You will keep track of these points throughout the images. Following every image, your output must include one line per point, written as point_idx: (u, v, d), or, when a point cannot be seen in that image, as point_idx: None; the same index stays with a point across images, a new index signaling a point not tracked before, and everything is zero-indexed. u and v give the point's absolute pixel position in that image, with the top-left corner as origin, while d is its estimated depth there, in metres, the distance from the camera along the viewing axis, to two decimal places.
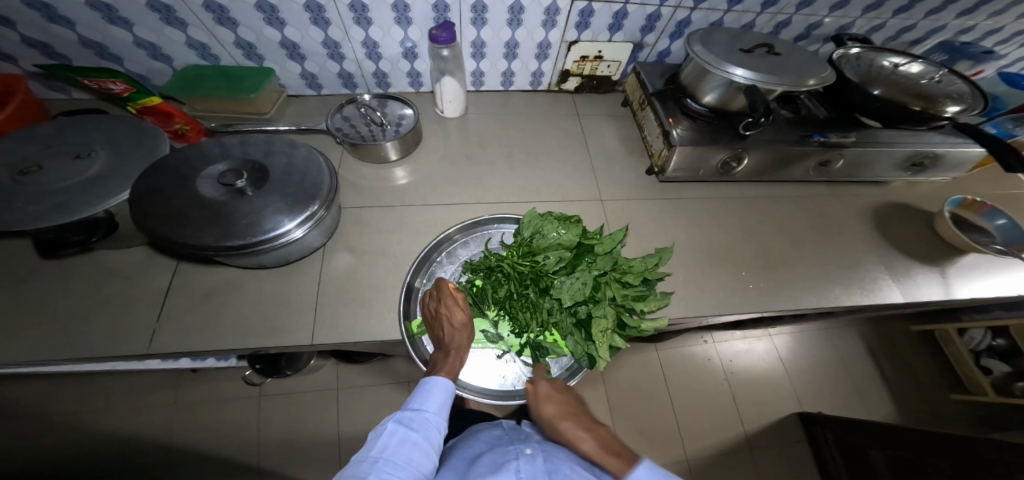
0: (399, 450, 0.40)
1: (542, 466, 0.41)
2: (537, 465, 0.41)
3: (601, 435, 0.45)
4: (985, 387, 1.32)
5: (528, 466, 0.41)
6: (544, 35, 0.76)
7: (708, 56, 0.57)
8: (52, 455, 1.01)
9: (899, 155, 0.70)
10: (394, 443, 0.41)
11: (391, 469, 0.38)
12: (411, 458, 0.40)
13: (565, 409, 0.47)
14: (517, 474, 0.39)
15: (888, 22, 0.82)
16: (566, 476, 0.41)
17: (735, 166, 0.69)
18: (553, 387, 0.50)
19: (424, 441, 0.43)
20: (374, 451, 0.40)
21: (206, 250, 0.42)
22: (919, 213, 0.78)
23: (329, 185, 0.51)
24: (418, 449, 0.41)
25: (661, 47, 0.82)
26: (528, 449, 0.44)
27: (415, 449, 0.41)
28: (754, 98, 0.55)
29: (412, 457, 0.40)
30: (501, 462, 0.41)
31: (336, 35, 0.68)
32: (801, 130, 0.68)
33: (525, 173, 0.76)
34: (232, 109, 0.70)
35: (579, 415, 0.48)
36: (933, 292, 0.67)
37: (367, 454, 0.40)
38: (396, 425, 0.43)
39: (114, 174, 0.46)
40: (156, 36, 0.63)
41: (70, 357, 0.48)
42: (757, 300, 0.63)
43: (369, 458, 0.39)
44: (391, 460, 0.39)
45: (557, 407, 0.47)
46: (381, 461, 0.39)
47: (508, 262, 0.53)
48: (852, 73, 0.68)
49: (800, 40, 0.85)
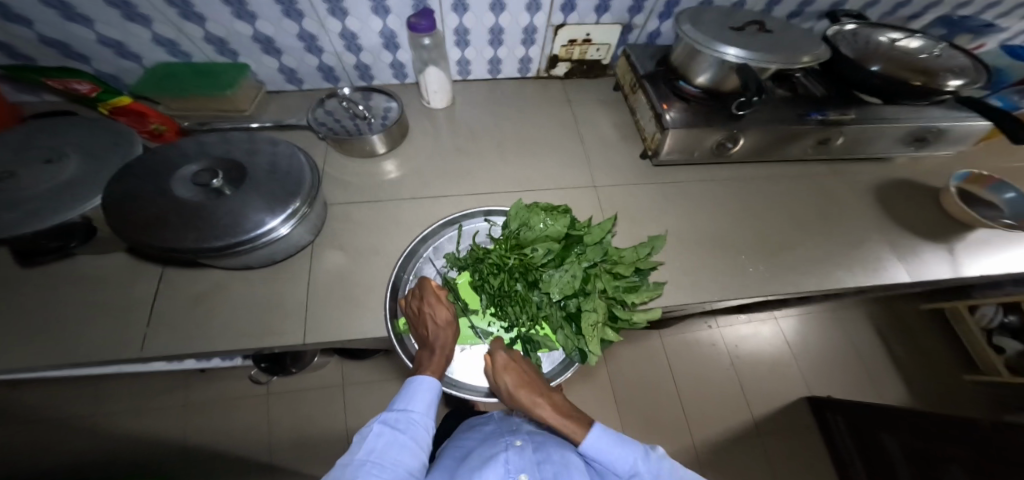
0: (386, 452, 0.40)
1: (530, 457, 0.42)
2: (526, 457, 0.42)
3: (557, 404, 0.47)
4: (998, 367, 1.30)
5: (517, 457, 0.42)
6: (528, 19, 0.73)
7: (697, 35, 0.54)
8: (63, 458, 1.02)
9: (902, 131, 0.67)
10: (381, 445, 0.41)
11: (378, 470, 0.38)
12: (398, 458, 0.40)
13: (526, 382, 0.46)
14: (506, 466, 0.40)
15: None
16: (556, 466, 0.42)
17: (731, 147, 0.66)
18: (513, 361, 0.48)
19: (412, 442, 0.42)
20: (360, 454, 0.39)
21: (188, 253, 0.41)
22: (924, 189, 0.75)
23: (311, 182, 0.50)
24: (406, 450, 0.41)
25: (651, 27, 0.79)
26: (519, 440, 0.46)
27: (402, 451, 0.41)
28: (746, 78, 0.52)
29: (400, 457, 0.40)
30: (490, 455, 0.43)
31: (312, 27, 0.66)
32: (799, 108, 0.65)
33: (515, 163, 0.74)
34: (210, 108, 0.69)
35: (538, 389, 0.47)
36: (941, 271, 0.65)
37: (354, 457, 0.40)
38: (382, 426, 0.43)
39: (84, 178, 0.45)
40: (122, 34, 0.61)
41: (58, 363, 0.48)
42: (757, 285, 0.62)
43: (355, 461, 0.39)
44: (377, 462, 0.39)
45: (516, 377, 0.46)
46: (367, 463, 0.38)
47: (496, 255, 0.52)
48: (847, 50, 0.64)
49: (793, 17, 0.81)
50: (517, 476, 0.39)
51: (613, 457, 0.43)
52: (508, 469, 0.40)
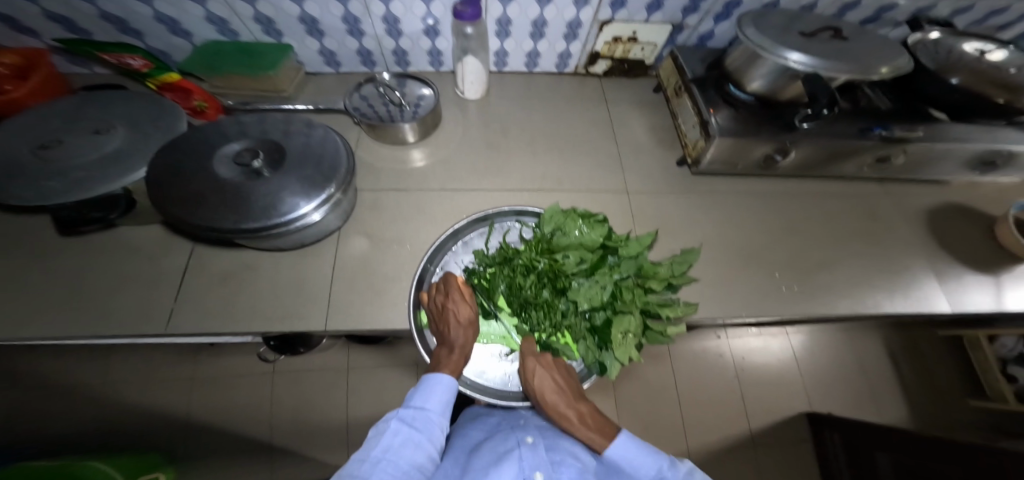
0: (402, 450, 0.39)
1: (545, 455, 0.41)
2: (539, 453, 0.41)
3: (581, 411, 0.46)
4: (1007, 394, 1.26)
5: (530, 454, 0.41)
6: (575, 13, 0.70)
7: (760, 39, 0.51)
8: (79, 418, 1.05)
9: (967, 153, 0.63)
10: (398, 443, 0.40)
11: (394, 470, 0.37)
12: (412, 458, 0.39)
13: (557, 389, 0.46)
14: (520, 464, 0.39)
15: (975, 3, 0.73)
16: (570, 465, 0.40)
17: (780, 159, 0.64)
18: (544, 364, 0.48)
19: (427, 442, 0.42)
20: (377, 450, 0.39)
21: (223, 233, 0.41)
22: (977, 216, 0.72)
23: (346, 167, 0.48)
24: (421, 449, 0.41)
25: (703, 28, 0.76)
26: (530, 436, 0.44)
27: (417, 450, 0.40)
28: (817, 87, 0.48)
29: (415, 458, 0.39)
30: (502, 451, 0.41)
31: (356, 10, 0.64)
32: (861, 122, 0.62)
33: (547, 161, 0.73)
34: (252, 87, 0.68)
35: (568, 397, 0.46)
36: (982, 302, 0.62)
37: (369, 453, 0.39)
38: (399, 424, 0.42)
39: (133, 151, 0.45)
40: (177, 11, 0.61)
41: (91, 332, 0.48)
42: (789, 303, 0.60)
43: (372, 458, 0.38)
44: (394, 461, 0.38)
45: (550, 386, 0.46)
46: (383, 461, 0.37)
47: (526, 257, 0.51)
48: (927, 61, 0.60)
49: (867, 23, 0.77)
50: (532, 475, 0.38)
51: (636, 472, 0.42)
52: (522, 467, 0.39)
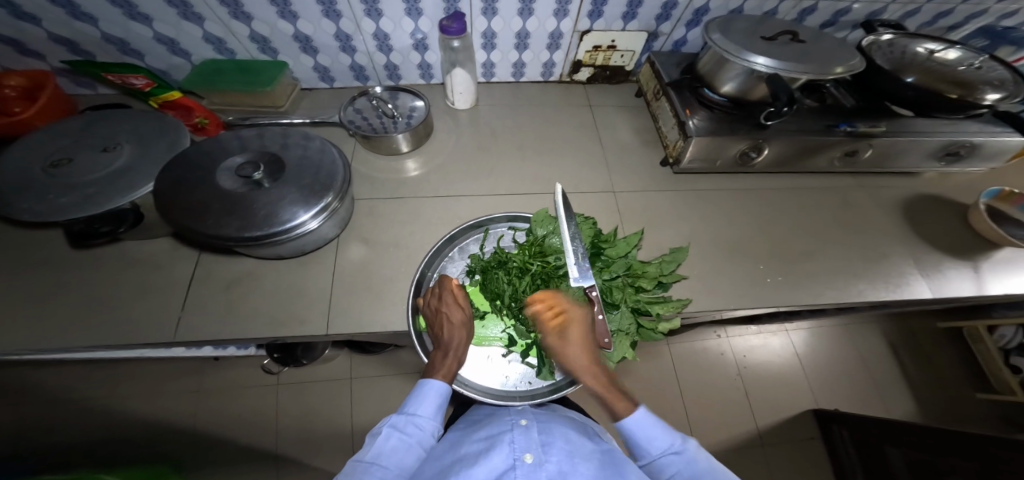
0: (392, 455, 0.42)
1: (536, 438, 0.41)
2: (531, 436, 0.41)
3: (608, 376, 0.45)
4: (1013, 386, 1.28)
5: (522, 436, 0.41)
6: (555, 24, 0.74)
7: (726, 44, 0.55)
8: (85, 434, 1.06)
9: (933, 145, 0.67)
10: (388, 448, 0.43)
11: (383, 474, 0.40)
12: (402, 462, 0.42)
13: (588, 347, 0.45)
14: (511, 446, 0.39)
15: (924, 7, 0.77)
16: (560, 448, 0.40)
17: (755, 156, 0.67)
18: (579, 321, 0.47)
19: (417, 447, 0.44)
20: (368, 455, 0.42)
21: (228, 241, 0.43)
22: (951, 205, 0.75)
23: (342, 177, 0.51)
24: (411, 454, 0.43)
25: (677, 35, 0.80)
26: (523, 420, 0.45)
27: (407, 454, 0.43)
28: (777, 87, 0.52)
29: (404, 462, 0.42)
30: (496, 435, 0.42)
31: (348, 27, 0.68)
32: (827, 119, 0.66)
33: (536, 165, 0.75)
34: (249, 103, 0.71)
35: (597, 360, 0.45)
36: (964, 288, 0.64)
37: (362, 458, 0.42)
38: (391, 430, 0.44)
39: (137, 166, 0.47)
40: (176, 32, 0.64)
41: (100, 342, 0.50)
42: (776, 294, 0.62)
43: (364, 461, 0.41)
44: (384, 466, 0.41)
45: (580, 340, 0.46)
46: (373, 465, 0.40)
47: (519, 259, 0.55)
48: (882, 61, 0.64)
49: (826, 26, 0.81)
50: (522, 456, 0.37)
51: (645, 440, 0.42)
52: (513, 447, 0.39)
